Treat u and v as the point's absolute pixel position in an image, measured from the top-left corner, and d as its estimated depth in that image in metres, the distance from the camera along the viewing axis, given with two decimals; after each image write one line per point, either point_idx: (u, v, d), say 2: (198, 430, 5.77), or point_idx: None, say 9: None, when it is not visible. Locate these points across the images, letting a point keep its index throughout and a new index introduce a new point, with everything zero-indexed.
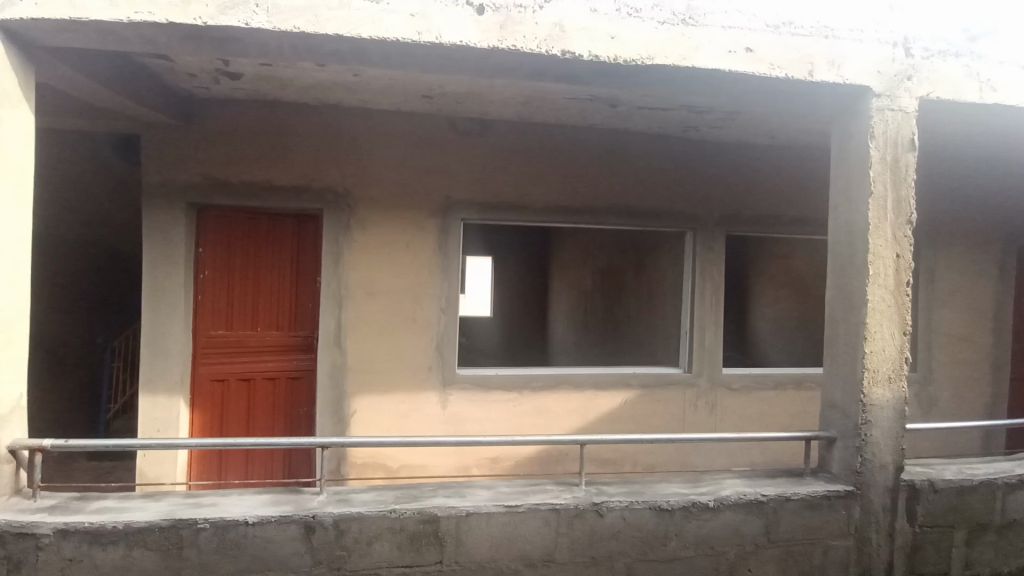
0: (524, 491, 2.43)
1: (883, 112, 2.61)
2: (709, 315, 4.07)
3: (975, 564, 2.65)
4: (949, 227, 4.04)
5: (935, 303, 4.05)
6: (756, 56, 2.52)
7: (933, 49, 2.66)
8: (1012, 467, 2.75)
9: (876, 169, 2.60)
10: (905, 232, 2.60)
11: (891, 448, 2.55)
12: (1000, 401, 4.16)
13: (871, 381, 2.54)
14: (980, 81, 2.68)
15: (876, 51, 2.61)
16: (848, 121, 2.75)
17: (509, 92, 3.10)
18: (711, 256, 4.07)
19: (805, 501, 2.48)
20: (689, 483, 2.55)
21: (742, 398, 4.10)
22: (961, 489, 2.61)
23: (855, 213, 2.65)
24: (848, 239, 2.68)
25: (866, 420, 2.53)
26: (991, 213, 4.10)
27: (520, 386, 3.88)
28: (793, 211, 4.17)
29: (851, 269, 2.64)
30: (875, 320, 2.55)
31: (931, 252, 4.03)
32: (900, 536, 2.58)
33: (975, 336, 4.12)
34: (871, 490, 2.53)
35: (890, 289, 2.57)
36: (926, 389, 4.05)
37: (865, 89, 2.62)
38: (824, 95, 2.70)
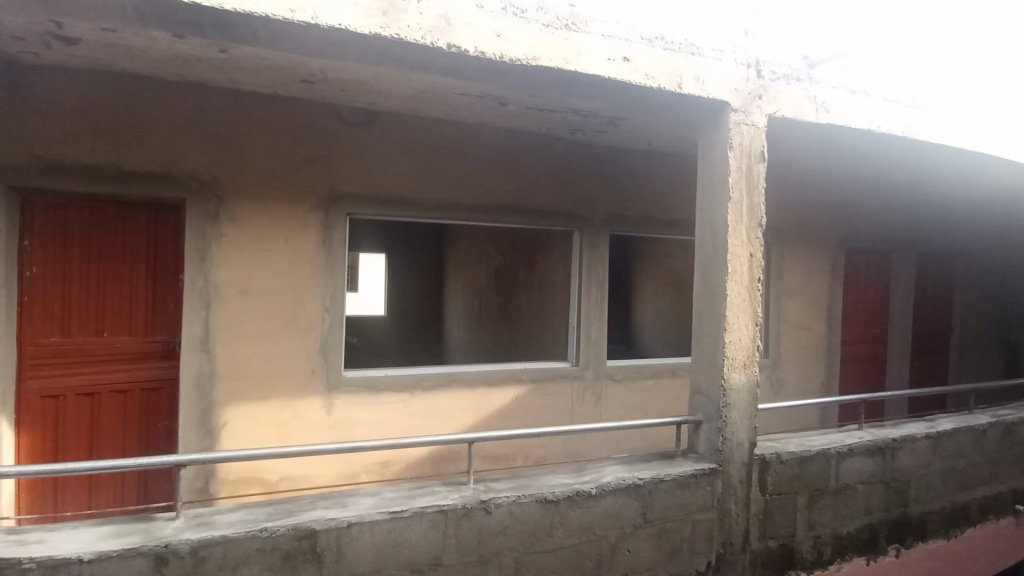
0: (411, 494, 2.36)
1: (739, 126, 2.90)
2: (595, 310, 4.28)
3: (814, 524, 3.04)
4: (794, 230, 4.62)
5: (783, 296, 4.61)
6: (633, 66, 2.67)
7: (780, 73, 3.00)
8: (841, 437, 3.20)
9: (734, 177, 2.88)
10: (757, 234, 2.91)
11: (746, 427, 2.85)
12: (832, 381, 4.85)
13: (730, 368, 2.81)
14: (816, 103, 3.08)
15: (733, 71, 2.89)
16: (710, 132, 3.02)
17: (396, 83, 2.99)
18: (596, 254, 4.27)
19: (676, 481, 2.69)
20: (573, 473, 2.65)
21: (624, 388, 4.36)
22: (802, 459, 2.98)
23: (716, 216, 2.92)
24: (711, 239, 2.94)
25: (726, 402, 2.81)
26: (825, 218, 4.75)
27: (411, 386, 3.78)
28: (668, 213, 4.51)
29: (713, 267, 2.90)
30: (733, 313, 2.83)
31: (780, 252, 4.58)
32: (754, 505, 2.89)
33: (813, 324, 4.75)
34: (730, 466, 2.81)
35: (745, 285, 2.86)
36: (776, 372, 4.60)
37: (724, 105, 2.89)
38: (691, 107, 2.94)
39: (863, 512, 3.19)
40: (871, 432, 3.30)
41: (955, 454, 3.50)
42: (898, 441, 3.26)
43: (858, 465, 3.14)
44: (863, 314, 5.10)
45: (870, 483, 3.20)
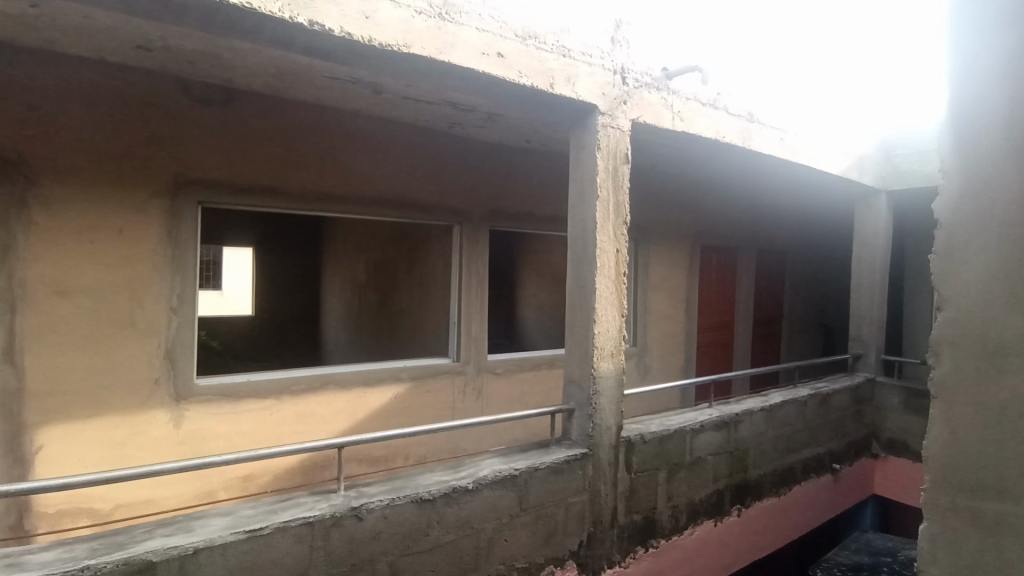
0: (273, 509, 2.17)
1: (606, 129, 3.07)
2: (475, 304, 4.26)
3: (673, 496, 3.35)
4: (657, 228, 5.01)
5: (648, 289, 5.00)
6: (506, 62, 2.69)
7: (642, 81, 3.22)
8: (695, 416, 3.55)
9: (601, 176, 3.04)
10: (622, 231, 3.10)
11: (613, 412, 3.04)
12: (689, 364, 5.37)
13: (599, 357, 2.98)
14: (672, 112, 3.37)
15: (600, 76, 3.04)
16: (580, 133, 3.16)
17: (255, 59, 2.71)
18: (476, 248, 4.26)
19: (550, 468, 2.78)
20: (450, 470, 2.63)
21: (505, 381, 4.41)
22: (662, 438, 3.26)
23: (585, 213, 3.06)
24: (582, 235, 3.07)
25: (596, 390, 2.96)
26: (684, 218, 5.22)
27: (278, 391, 3.48)
28: (546, 210, 4.64)
29: (584, 262, 3.04)
30: (601, 305, 2.99)
31: (645, 248, 4.95)
32: (621, 484, 3.09)
33: (674, 314, 5.21)
34: (599, 450, 2.98)
35: (612, 279, 3.04)
36: (643, 359, 4.98)
37: (593, 107, 3.04)
38: (563, 107, 3.04)
39: (713, 480, 3.58)
40: (719, 409, 3.71)
41: (784, 423, 4.06)
42: (741, 415, 3.70)
43: (708, 438, 3.51)
44: (714, 304, 5.70)
45: (718, 454, 3.60)
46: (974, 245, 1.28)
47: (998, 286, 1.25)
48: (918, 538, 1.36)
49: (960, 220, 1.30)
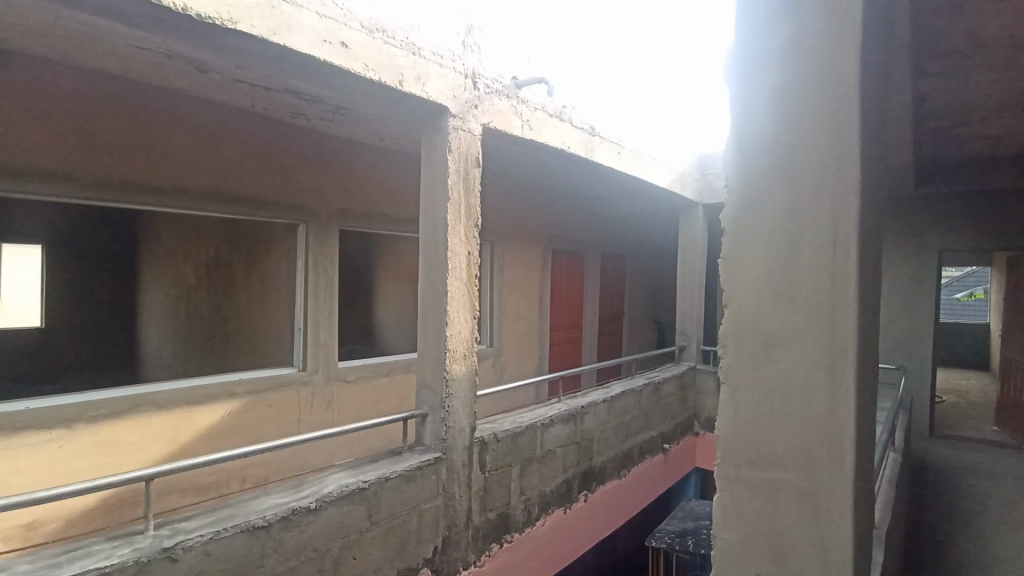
0: (56, 563, 1.78)
1: (456, 131, 3.06)
2: (324, 311, 4.00)
3: (526, 489, 3.47)
4: (511, 231, 5.18)
5: (503, 290, 5.13)
6: (352, 53, 2.54)
7: (492, 87, 3.28)
8: (545, 411, 3.73)
9: (452, 178, 3.03)
10: (473, 233, 3.13)
11: (467, 413, 3.05)
12: (543, 361, 5.64)
13: (452, 359, 2.97)
14: (522, 120, 3.51)
15: (451, 78, 3.03)
16: (431, 134, 3.12)
17: (32, 17, 2.20)
18: (325, 250, 3.99)
19: (402, 476, 2.70)
20: (290, 491, 2.41)
21: (357, 389, 4.19)
22: (514, 435, 3.36)
23: (436, 214, 3.04)
24: (433, 236, 3.05)
25: (448, 392, 2.95)
26: (536, 222, 5.47)
27: (71, 418, 2.90)
28: (401, 211, 4.51)
29: (436, 264, 3.01)
30: (454, 308, 2.98)
31: (500, 251, 5.09)
32: (475, 484, 3.12)
33: (528, 314, 5.43)
34: (452, 452, 2.97)
35: (463, 281, 3.05)
36: (499, 359, 5.11)
37: (444, 109, 3.01)
38: (413, 106, 2.96)
39: (562, 471, 3.78)
40: (567, 403, 3.94)
41: (623, 411, 4.46)
42: (586, 407, 3.98)
43: (557, 432, 3.70)
44: (566, 304, 6.06)
45: (567, 445, 3.82)
46: (751, 234, 1.20)
47: (773, 276, 1.17)
48: (711, 523, 1.28)
49: (742, 207, 1.21)
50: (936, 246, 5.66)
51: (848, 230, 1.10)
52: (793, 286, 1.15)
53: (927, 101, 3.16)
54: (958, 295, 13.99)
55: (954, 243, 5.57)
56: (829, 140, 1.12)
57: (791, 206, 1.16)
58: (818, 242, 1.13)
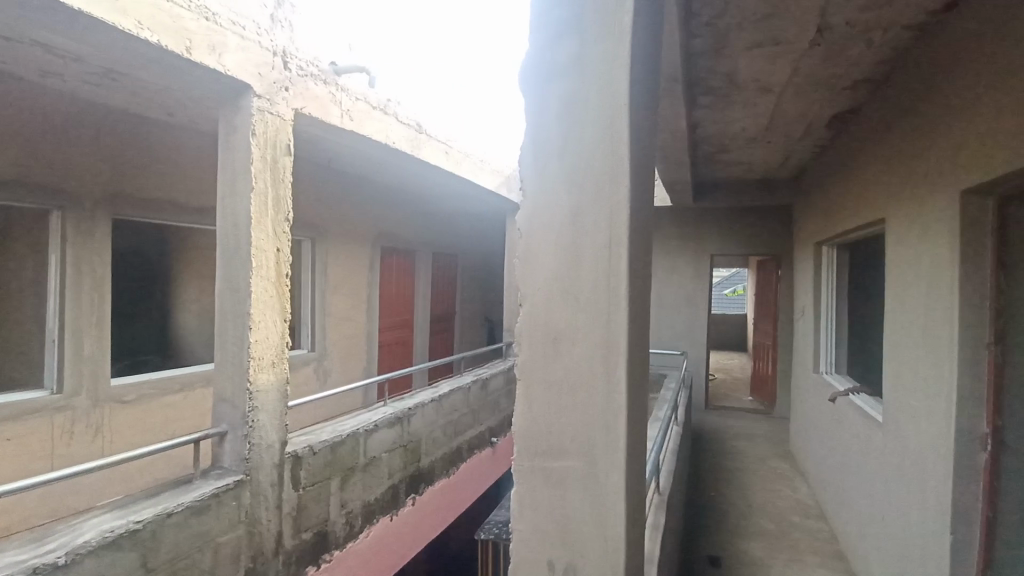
0: None
1: (262, 113, 2.70)
2: (89, 318, 3.26)
3: (347, 501, 3.27)
4: (335, 228, 4.85)
5: (325, 290, 4.79)
6: (117, 5, 2.07)
7: (306, 70, 2.98)
8: (368, 417, 3.57)
9: (257, 166, 2.67)
10: (283, 228, 2.80)
11: (276, 427, 2.76)
12: (372, 364, 5.42)
13: (256, 369, 2.65)
14: (341, 110, 3.27)
15: (256, 53, 2.66)
16: (231, 115, 2.72)
17: None
18: (91, 244, 3.26)
19: (190, 508, 2.33)
20: (28, 546, 1.91)
21: (140, 409, 3.51)
22: (333, 445, 3.15)
23: (238, 206, 2.67)
24: (234, 230, 2.68)
25: (252, 406, 2.63)
26: (364, 218, 5.21)
27: None
28: (199, 200, 3.87)
29: (237, 262, 2.66)
30: (259, 311, 2.66)
31: (323, 248, 4.74)
32: (287, 504, 2.84)
33: (355, 315, 5.16)
34: (258, 473, 2.65)
35: (271, 280, 2.73)
36: (322, 363, 4.76)
37: (244, 87, 2.64)
38: (206, 80, 2.54)
39: (388, 476, 3.66)
40: (393, 406, 3.83)
41: (452, 409, 4.50)
42: (413, 409, 3.92)
43: (382, 437, 3.57)
44: (395, 304, 5.91)
45: (392, 450, 3.71)
46: (543, 238, 1.27)
47: (561, 277, 1.25)
48: (508, 517, 1.32)
49: (536, 212, 1.28)
50: (710, 251, 6.79)
51: (621, 234, 1.19)
52: (577, 287, 1.24)
53: (700, 128, 3.75)
54: (726, 291, 17.11)
55: (722, 248, 6.75)
56: (607, 150, 1.21)
57: (574, 213, 1.24)
58: (597, 245, 1.22)
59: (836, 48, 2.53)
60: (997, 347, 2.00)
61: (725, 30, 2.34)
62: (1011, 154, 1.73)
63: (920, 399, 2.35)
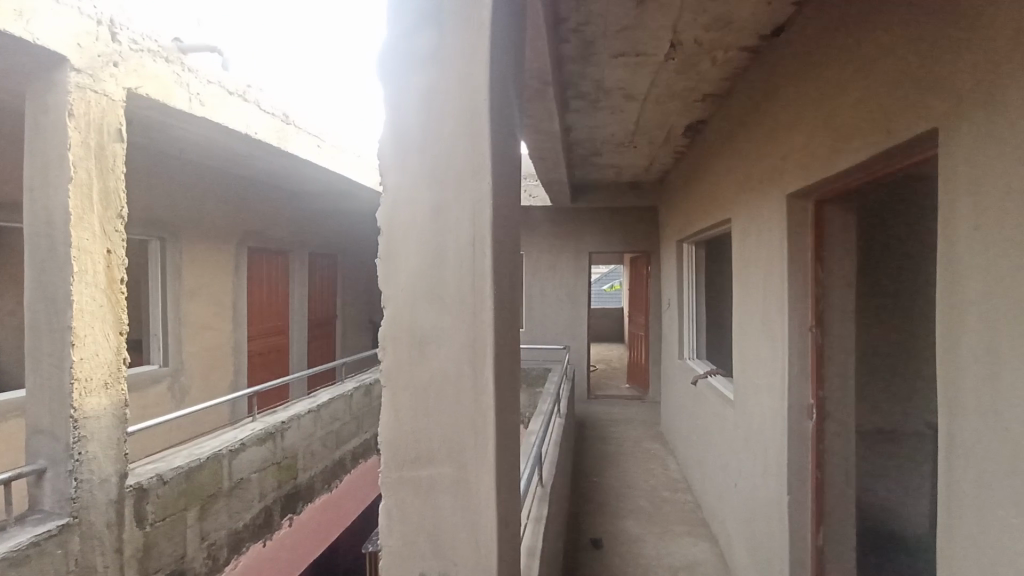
0: None
1: (83, 91, 2.30)
2: None
3: (208, 532, 2.93)
4: (190, 227, 4.33)
5: (179, 296, 4.25)
6: None
7: (141, 44, 2.59)
8: (233, 435, 3.23)
9: (76, 153, 2.27)
10: (114, 226, 2.42)
11: (113, 458, 2.38)
12: (240, 376, 4.93)
13: (83, 392, 2.26)
14: (190, 92, 2.89)
15: (73, 21, 2.25)
16: (42, 92, 2.28)
17: None
18: None
19: (4, 561, 1.92)
20: None
21: None
22: (189, 471, 2.80)
23: (51, 200, 2.24)
24: (47, 230, 2.25)
25: (79, 436, 2.24)
26: (225, 215, 4.71)
27: None
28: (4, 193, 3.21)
29: (51, 266, 2.24)
30: (84, 324, 2.27)
31: (176, 249, 4.20)
32: (129, 545, 2.46)
33: (218, 324, 4.65)
34: (90, 513, 2.27)
35: (101, 287, 2.34)
36: (178, 379, 4.22)
37: (59, 58, 2.22)
38: (8, 49, 2.09)
39: (259, 498, 3.35)
40: (263, 421, 3.51)
41: (332, 419, 4.25)
42: (287, 422, 3.63)
43: (250, 456, 3.26)
44: (266, 309, 5.44)
45: (263, 469, 3.40)
46: (405, 236, 1.22)
47: (424, 277, 1.21)
48: (376, 534, 1.25)
49: (397, 210, 1.22)
50: (588, 248, 7.16)
51: (484, 233, 1.16)
52: (441, 287, 1.20)
53: (574, 131, 3.91)
54: (606, 286, 18.22)
55: (599, 245, 7.14)
56: (468, 145, 1.18)
57: (437, 209, 1.20)
58: (460, 244, 1.19)
59: (687, 63, 2.76)
60: (816, 330, 2.32)
61: (591, 38, 2.45)
62: (825, 164, 2.00)
63: (760, 378, 2.67)
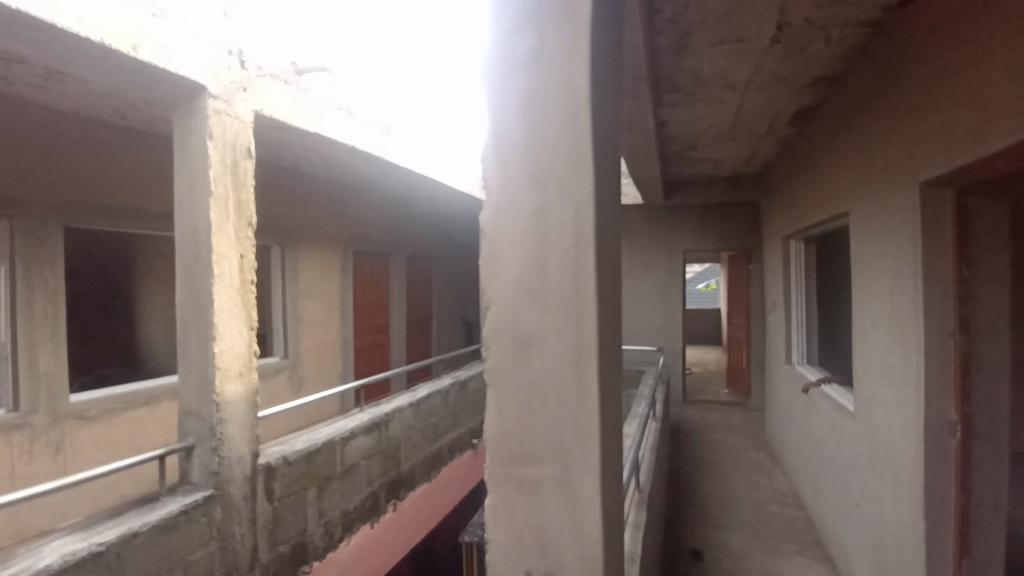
0: None
1: (219, 115, 2.61)
2: (44, 332, 3.07)
3: (325, 511, 3.20)
4: (304, 233, 4.75)
5: (296, 296, 4.68)
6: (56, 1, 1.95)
7: (265, 69, 2.89)
8: (344, 424, 3.50)
9: (216, 170, 2.58)
10: (246, 233, 2.71)
11: (247, 439, 2.67)
12: (348, 370, 5.32)
13: (223, 380, 2.56)
14: (304, 109, 3.17)
15: (210, 52, 2.56)
16: (187, 118, 2.61)
17: None
18: (43, 254, 3.08)
19: (158, 526, 2.23)
20: None
21: (102, 426, 3.33)
22: (308, 455, 3.08)
23: (197, 211, 2.57)
24: (193, 237, 2.58)
25: (220, 418, 2.54)
26: (334, 221, 5.11)
27: None
28: (159, 206, 3.72)
29: (196, 269, 2.57)
30: (223, 320, 2.57)
31: (293, 254, 4.64)
32: (261, 517, 2.76)
33: (328, 321, 5.06)
34: (230, 487, 2.57)
35: (235, 287, 2.64)
36: (296, 371, 4.65)
37: (199, 86, 2.53)
38: (159, 81, 2.42)
39: (367, 483, 3.60)
40: (370, 412, 3.77)
41: (431, 413, 4.46)
42: (390, 414, 3.86)
43: (359, 444, 3.51)
44: (370, 308, 5.83)
45: (370, 456, 3.64)
46: (508, 238, 1.25)
47: (527, 277, 1.23)
48: (483, 527, 1.30)
49: (500, 213, 1.26)
50: (683, 246, 6.87)
51: (587, 233, 1.17)
52: (544, 287, 1.22)
53: (668, 125, 3.77)
54: (701, 286, 17.37)
55: (694, 243, 6.83)
56: (569, 146, 1.19)
57: (539, 211, 1.22)
58: (563, 244, 1.20)
59: (795, 46, 2.57)
60: (959, 336, 2.05)
61: (688, 27, 2.35)
62: (967, 147, 1.76)
63: (888, 387, 2.41)
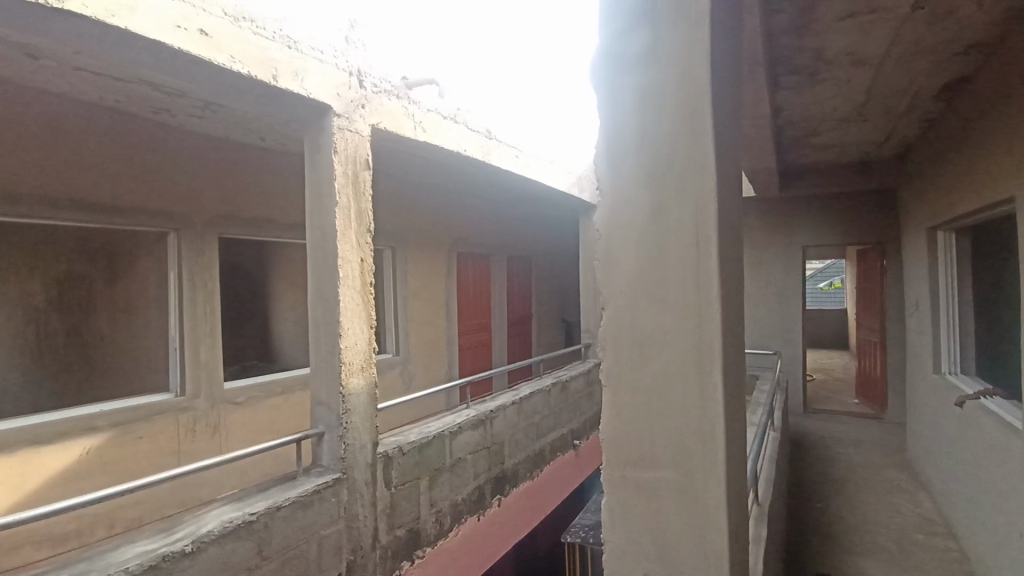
0: None
1: (342, 131, 2.85)
2: (204, 328, 3.56)
3: (436, 500, 3.37)
4: (414, 237, 5.05)
5: (407, 297, 4.99)
6: (214, 42, 2.24)
7: (380, 86, 3.11)
8: (452, 419, 3.66)
9: (340, 182, 2.82)
10: (366, 238, 2.94)
11: (368, 428, 2.90)
12: (453, 367, 5.56)
13: (348, 373, 2.80)
14: (414, 121, 3.37)
15: (333, 75, 2.81)
16: (315, 136, 2.89)
17: None
18: (202, 260, 3.57)
19: (295, 503, 2.49)
20: (160, 534, 2.11)
21: (249, 411, 3.79)
22: (421, 446, 3.26)
23: (324, 220, 2.83)
24: (321, 243, 2.85)
25: (345, 408, 2.78)
26: (440, 226, 5.37)
27: None
28: (292, 217, 4.16)
29: (324, 272, 2.83)
30: (347, 319, 2.81)
31: (403, 257, 4.94)
32: (380, 501, 2.97)
33: (435, 321, 5.33)
34: (354, 471, 2.80)
35: (356, 289, 2.87)
36: (407, 367, 4.95)
37: (325, 107, 2.79)
38: (293, 104, 2.70)
39: (474, 477, 3.73)
40: (475, 408, 3.90)
41: (533, 412, 4.52)
42: (494, 411, 3.97)
43: (466, 438, 3.66)
44: (473, 309, 6.04)
45: (476, 451, 3.78)
46: (623, 237, 1.23)
47: (645, 277, 1.20)
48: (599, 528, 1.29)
49: (615, 213, 1.24)
50: (802, 242, 6.31)
51: (708, 231, 1.13)
52: (663, 287, 1.18)
53: (785, 111, 3.48)
54: (823, 284, 15.82)
55: (815, 238, 6.24)
56: (687, 142, 1.15)
57: (656, 209, 1.19)
58: (683, 243, 1.16)
59: (943, 11, 2.25)
60: None
61: (810, 3, 2.16)
62: None
63: None
